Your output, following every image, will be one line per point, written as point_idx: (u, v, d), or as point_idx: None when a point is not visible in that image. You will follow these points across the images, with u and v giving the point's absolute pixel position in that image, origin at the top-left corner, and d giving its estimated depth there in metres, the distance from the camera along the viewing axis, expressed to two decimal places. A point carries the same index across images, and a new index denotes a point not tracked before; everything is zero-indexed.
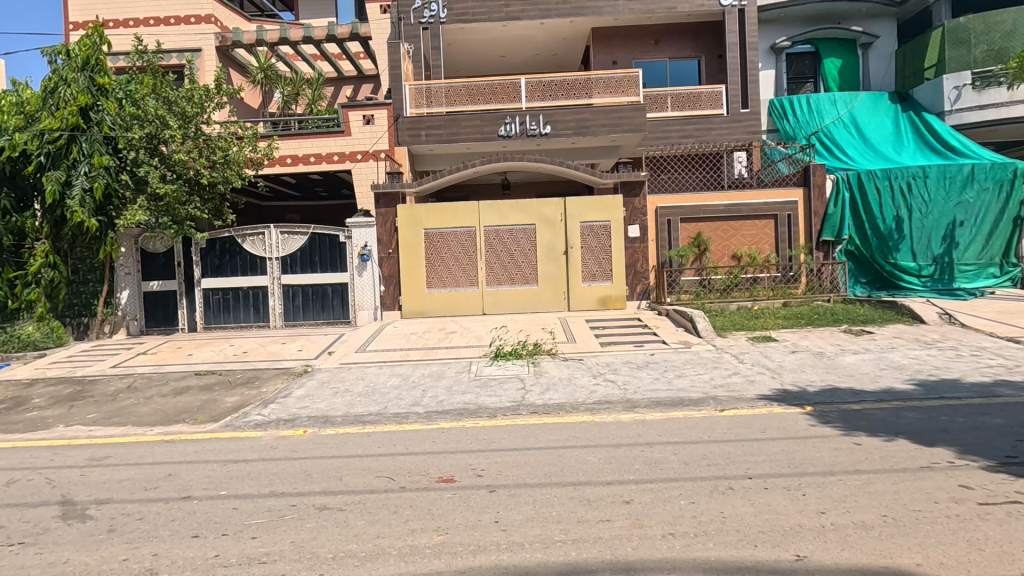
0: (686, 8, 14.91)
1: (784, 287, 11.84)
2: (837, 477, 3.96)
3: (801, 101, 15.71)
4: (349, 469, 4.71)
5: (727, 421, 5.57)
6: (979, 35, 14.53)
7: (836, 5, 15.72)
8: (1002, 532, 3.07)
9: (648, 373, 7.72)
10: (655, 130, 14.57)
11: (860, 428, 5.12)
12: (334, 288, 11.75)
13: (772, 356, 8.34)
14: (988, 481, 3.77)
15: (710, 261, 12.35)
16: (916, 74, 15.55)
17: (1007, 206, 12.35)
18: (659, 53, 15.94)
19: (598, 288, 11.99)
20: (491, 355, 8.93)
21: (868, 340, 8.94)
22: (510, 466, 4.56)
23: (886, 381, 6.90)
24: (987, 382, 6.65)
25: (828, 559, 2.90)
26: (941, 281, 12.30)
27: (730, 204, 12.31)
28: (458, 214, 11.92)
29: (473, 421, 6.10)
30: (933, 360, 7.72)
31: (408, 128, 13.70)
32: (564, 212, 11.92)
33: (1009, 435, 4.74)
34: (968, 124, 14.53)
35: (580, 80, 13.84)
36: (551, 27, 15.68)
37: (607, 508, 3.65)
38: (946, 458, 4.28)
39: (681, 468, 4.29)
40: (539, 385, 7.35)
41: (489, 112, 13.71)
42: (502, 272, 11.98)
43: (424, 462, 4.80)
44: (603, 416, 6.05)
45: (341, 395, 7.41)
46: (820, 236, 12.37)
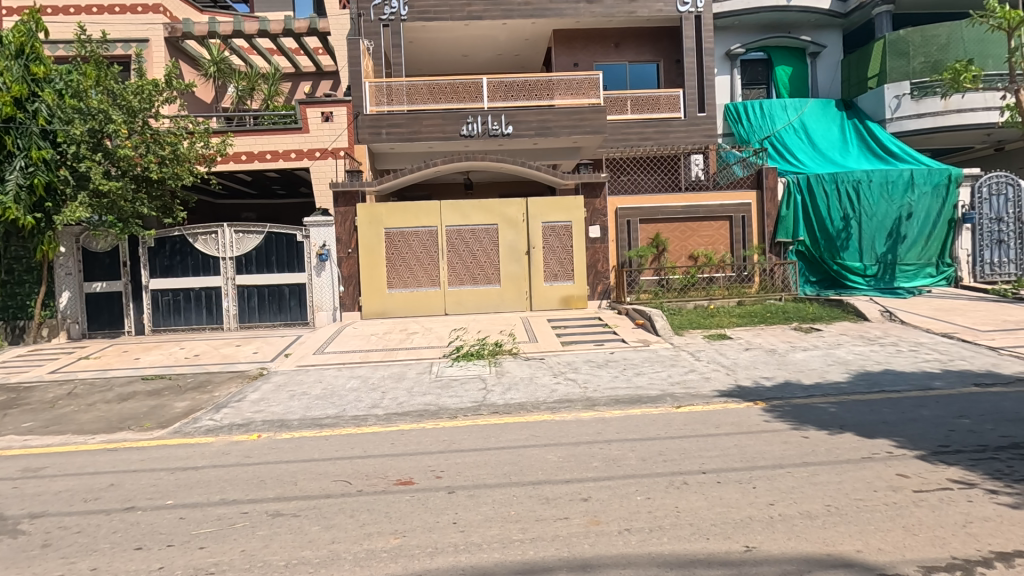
0: (645, 13, 15.19)
1: (738, 286, 12.23)
2: (785, 469, 4.10)
3: (754, 106, 16.26)
4: (305, 473, 4.61)
5: (683, 417, 5.71)
6: (917, 48, 15.03)
7: (787, 14, 16.33)
8: (934, 517, 3.25)
9: (608, 371, 7.83)
10: (615, 131, 14.79)
11: (808, 423, 5.32)
12: (292, 289, 11.46)
13: (726, 353, 8.58)
14: (922, 470, 3.99)
15: (668, 261, 12.63)
16: (860, 83, 16.28)
17: (945, 208, 13.05)
18: (619, 56, 16.19)
19: (560, 288, 12.09)
20: (452, 356, 8.88)
21: (817, 337, 9.31)
22: (468, 467, 4.55)
23: (832, 375, 7.22)
24: (923, 375, 7.03)
25: (775, 549, 3.00)
26: (883, 280, 12.96)
27: (687, 206, 12.65)
28: (419, 214, 11.81)
29: (434, 421, 6.06)
30: (875, 355, 8.11)
31: (368, 125, 13.51)
32: (525, 212, 11.96)
33: (942, 426, 5.02)
34: (907, 132, 15.32)
35: (542, 81, 13.91)
36: (513, 28, 15.72)
37: (565, 506, 3.68)
38: (885, 448, 4.50)
39: (638, 464, 4.37)
40: (501, 385, 7.35)
41: (450, 111, 13.63)
42: (465, 272, 11.93)
43: (382, 464, 4.73)
44: (563, 414, 6.09)
45: (298, 398, 7.22)
46: (773, 237, 12.84)
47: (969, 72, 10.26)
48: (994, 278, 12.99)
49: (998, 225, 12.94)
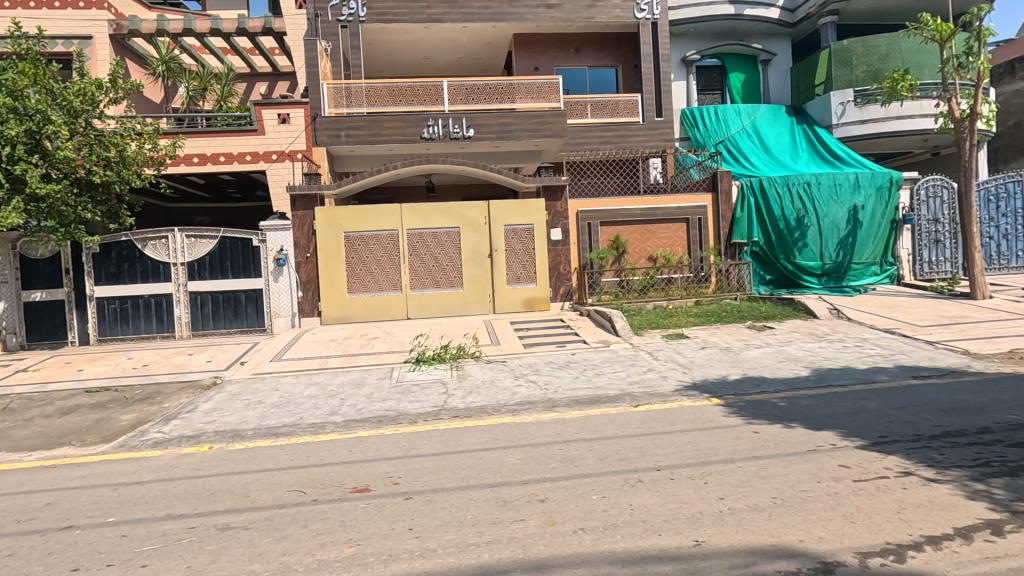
0: (603, 19, 15.44)
1: (695, 286, 12.57)
2: (736, 464, 4.22)
3: (709, 111, 16.70)
4: (258, 484, 4.48)
5: (640, 416, 5.81)
6: (860, 57, 15.77)
7: (739, 23, 16.87)
8: (871, 505, 3.40)
9: (569, 372, 7.91)
10: (576, 135, 14.96)
11: (760, 418, 5.49)
12: (248, 295, 11.16)
13: (683, 352, 8.78)
14: (863, 460, 4.17)
15: (628, 262, 12.86)
16: (809, 90, 16.94)
17: (887, 210, 13.68)
18: (579, 61, 16.40)
19: (523, 290, 12.13)
20: (412, 361, 8.79)
21: (769, 335, 9.64)
22: (427, 472, 4.51)
23: (784, 371, 7.48)
24: (868, 370, 7.36)
25: (723, 542, 3.08)
26: (832, 280, 13.51)
27: (645, 209, 12.92)
28: (379, 216, 11.66)
29: (394, 427, 5.99)
30: (823, 351, 8.45)
31: (326, 127, 13.26)
32: (487, 214, 11.97)
33: (882, 417, 5.26)
34: (852, 137, 16.00)
35: (503, 84, 13.95)
36: (473, 31, 15.72)
37: (522, 508, 3.69)
38: (830, 440, 4.68)
39: (595, 464, 4.42)
40: (462, 389, 7.32)
41: (411, 114, 13.50)
42: (427, 275, 11.84)
43: (338, 472, 4.65)
44: (524, 417, 6.11)
45: (253, 407, 7.03)
46: (728, 239, 13.23)
47: (905, 81, 10.86)
48: (932, 275, 13.78)
49: (935, 226, 13.77)
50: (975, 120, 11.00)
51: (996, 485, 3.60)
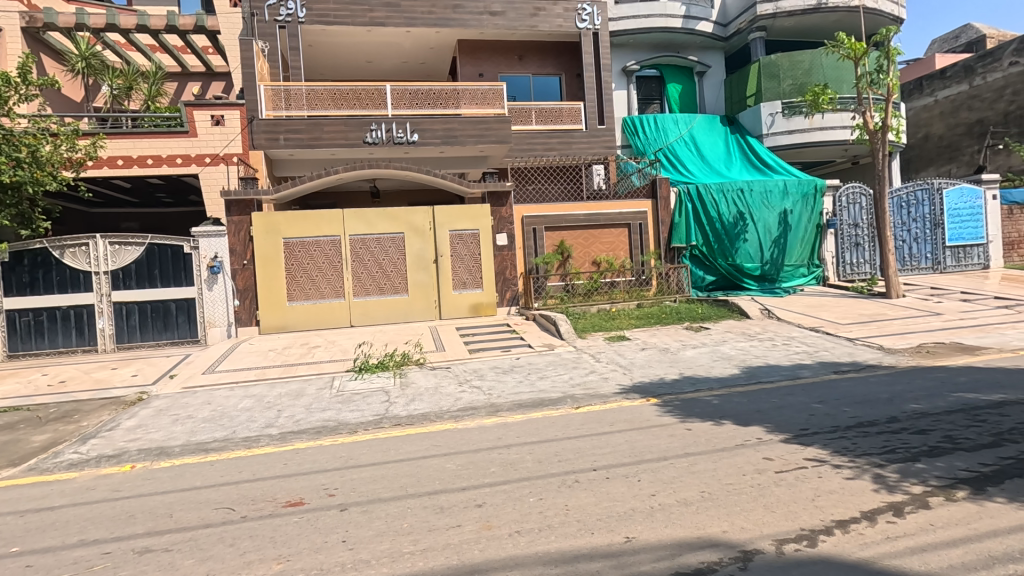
0: (546, 28, 15.69)
1: (637, 289, 12.98)
2: (668, 461, 4.37)
3: (648, 120, 17.23)
4: (183, 503, 4.26)
5: (581, 417, 5.92)
6: (786, 71, 16.71)
7: (675, 35, 17.54)
8: (789, 494, 3.60)
9: (513, 376, 7.96)
10: (520, 142, 15.09)
11: (693, 415, 5.71)
12: (179, 305, 10.60)
13: (624, 354, 9.00)
14: (785, 452, 4.40)
15: (573, 267, 13.08)
16: (741, 101, 17.79)
17: (812, 215, 14.51)
18: (523, 68, 16.59)
19: (469, 296, 12.08)
20: (355, 369, 8.60)
21: (705, 335, 10.04)
22: (364, 482, 4.42)
23: (717, 370, 7.81)
24: (794, 366, 7.79)
25: (652, 538, 3.18)
26: (766, 282, 14.21)
27: (589, 214, 13.18)
28: (320, 222, 11.35)
29: (333, 438, 5.84)
30: (755, 350, 8.88)
31: (264, 131, 12.65)
32: (432, 220, 11.88)
33: (805, 411, 5.58)
34: (780, 146, 16.91)
35: (447, 89, 13.89)
36: (417, 36, 15.62)
37: (458, 514, 3.68)
38: (757, 434, 4.93)
39: (534, 466, 4.47)
40: (405, 396, 7.22)
41: (353, 118, 13.22)
42: (370, 281, 11.63)
43: (271, 486, 4.49)
44: (466, 423, 6.08)
45: (182, 422, 6.68)
46: (669, 243, 13.66)
47: (826, 95, 11.57)
48: (853, 276, 14.77)
49: (855, 230, 14.77)
50: (887, 133, 11.88)
51: (898, 469, 3.89)
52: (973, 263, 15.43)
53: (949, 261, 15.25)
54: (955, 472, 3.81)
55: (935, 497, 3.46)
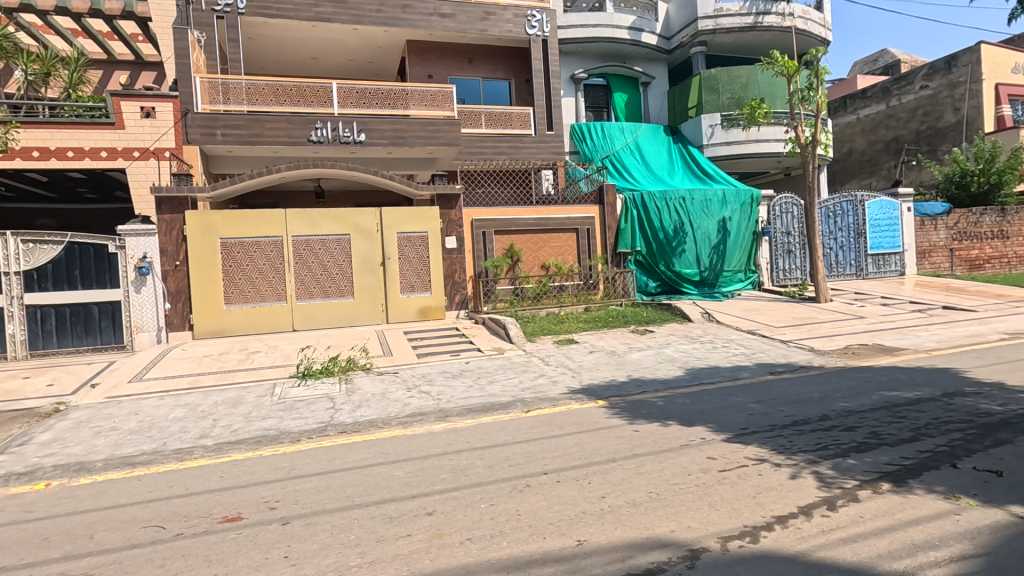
0: (496, 32, 15.73)
1: (585, 293, 13.17)
2: (617, 463, 4.44)
3: (596, 128, 17.56)
4: (107, 522, 3.95)
5: (531, 421, 5.92)
6: (725, 85, 17.47)
7: (621, 46, 17.99)
8: (732, 491, 3.74)
9: (462, 381, 7.88)
10: (470, 145, 15.03)
11: (639, 417, 5.83)
12: (102, 309, 9.88)
13: (573, 357, 9.10)
14: (727, 451, 4.56)
15: (522, 270, 13.19)
16: (683, 112, 18.47)
17: (749, 223, 15.23)
18: (473, 72, 16.56)
19: (417, 299, 11.90)
20: (297, 375, 8.28)
21: (650, 338, 10.31)
22: (308, 493, 4.25)
23: (662, 371, 8.04)
24: (733, 367, 8.12)
25: (603, 540, 3.20)
26: (706, 286, 14.79)
27: (538, 218, 13.33)
28: (261, 222, 10.91)
29: (273, 447, 5.59)
30: (697, 352, 9.20)
31: (200, 125, 12.20)
32: (379, 221, 11.65)
33: (744, 411, 5.82)
34: (719, 156, 17.65)
35: (395, 89, 13.66)
36: (365, 34, 15.28)
37: (408, 523, 3.59)
38: (701, 434, 5.09)
39: (485, 472, 4.43)
40: (350, 403, 7.01)
41: (297, 115, 12.80)
42: (315, 284, 11.25)
43: (206, 501, 4.23)
44: (415, 428, 5.97)
45: (105, 435, 6.21)
46: (615, 248, 13.98)
47: (761, 109, 12.17)
48: (785, 282, 15.60)
49: (787, 238, 15.63)
50: (816, 146, 12.62)
51: (830, 465, 4.11)
52: (891, 270, 16.59)
53: (870, 268, 16.34)
54: (880, 466, 4.06)
55: (863, 490, 3.67)
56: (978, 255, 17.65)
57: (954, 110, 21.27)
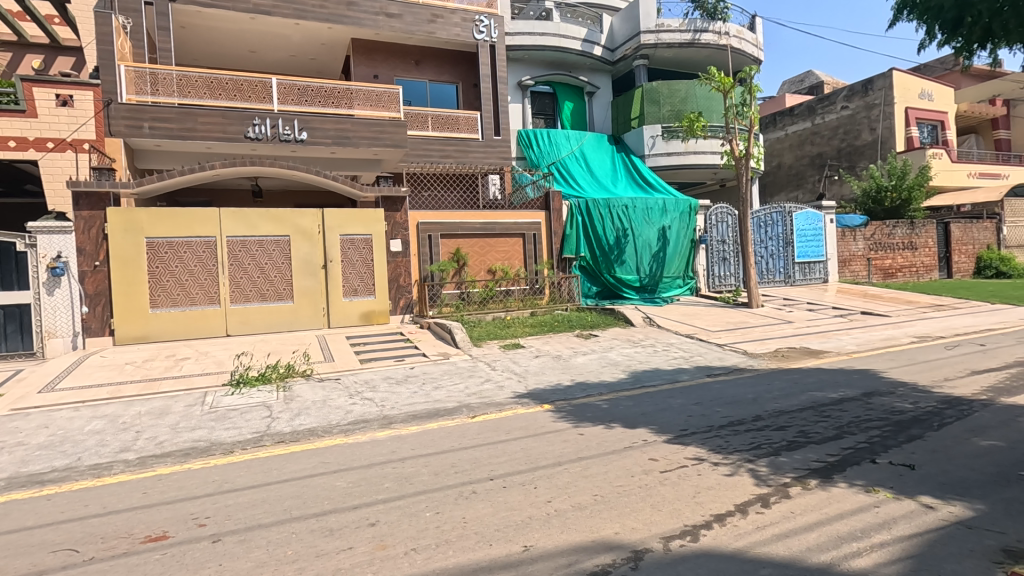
0: (444, 35, 15.64)
1: (531, 298, 13.24)
2: (563, 466, 4.47)
3: (542, 134, 17.79)
4: (10, 548, 3.58)
5: (477, 427, 5.88)
6: (665, 97, 18.14)
7: (567, 55, 18.33)
8: (673, 492, 3.84)
9: (407, 387, 7.71)
10: (416, 147, 14.87)
11: (584, 420, 5.92)
12: (8, 312, 9.06)
13: (519, 361, 9.14)
14: (669, 452, 4.69)
15: (468, 275, 13.12)
16: (626, 122, 19.01)
17: (687, 231, 15.81)
18: (420, 74, 16.39)
19: (360, 303, 11.60)
20: (230, 384, 7.84)
21: (594, 342, 10.50)
22: (242, 508, 4.03)
23: (606, 375, 8.21)
24: (673, 370, 8.40)
25: (549, 544, 3.21)
26: (647, 292, 15.21)
27: (485, 223, 13.33)
28: (192, 221, 10.32)
29: (203, 460, 5.28)
30: (639, 355, 9.46)
31: (124, 116, 11.41)
32: (321, 223, 11.29)
33: (683, 412, 6.02)
34: (660, 166, 18.26)
35: (339, 88, 13.25)
36: (307, 30, 14.83)
37: (350, 535, 3.47)
38: (643, 436, 5.21)
39: (431, 479, 4.35)
40: (288, 411, 6.72)
41: (233, 110, 12.23)
42: (251, 287, 10.75)
43: (126, 521, 3.92)
44: (357, 436, 5.79)
45: (9, 451, 5.66)
46: (561, 253, 14.16)
47: (699, 122, 12.70)
48: (720, 288, 16.32)
49: (722, 246, 16.39)
50: (749, 159, 13.27)
51: (764, 464, 4.31)
52: (816, 277, 17.66)
53: (797, 275, 17.34)
54: (809, 463, 4.29)
55: (794, 486, 3.87)
56: (892, 264, 19.05)
57: (870, 130, 22.97)
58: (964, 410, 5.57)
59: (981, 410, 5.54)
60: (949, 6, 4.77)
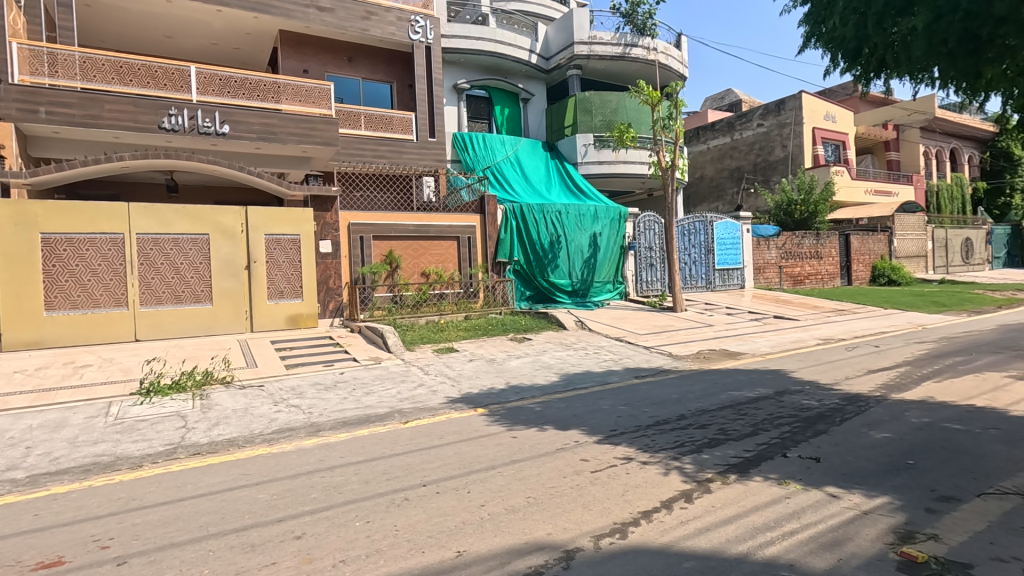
0: (378, 33, 15.33)
1: (465, 301, 13.15)
2: (496, 470, 4.48)
3: (477, 138, 17.86)
4: None
5: (410, 432, 5.77)
6: (597, 108, 18.68)
7: (503, 61, 18.47)
8: (603, 492, 3.94)
9: (336, 393, 7.46)
10: (347, 146, 14.44)
11: (518, 422, 5.96)
12: None
13: (453, 365, 9.08)
14: (599, 452, 4.82)
15: (401, 277, 12.94)
16: (560, 129, 19.42)
17: (618, 237, 16.35)
18: (352, 71, 15.96)
19: (286, 306, 11.09)
20: (139, 392, 7.27)
21: (528, 346, 10.62)
22: (152, 526, 3.74)
23: (539, 377, 8.33)
24: (603, 372, 8.64)
25: (482, 549, 3.20)
26: (579, 296, 15.56)
27: (419, 225, 13.19)
28: (97, 216, 9.52)
29: (107, 476, 4.84)
30: (571, 358, 9.66)
31: (16, 98, 10.28)
32: (244, 222, 10.72)
33: (612, 412, 6.21)
34: (592, 174, 18.77)
35: (266, 82, 12.80)
36: (231, 18, 14.07)
37: (272, 550, 3.31)
38: (575, 437, 5.32)
39: (361, 487, 4.23)
40: (206, 421, 6.32)
41: (146, 98, 11.35)
42: (163, 289, 10.03)
43: (12, 547, 3.52)
44: (282, 446, 5.54)
45: None
46: (495, 257, 14.25)
47: (629, 133, 13.16)
48: (647, 292, 17.00)
49: (649, 252, 17.08)
50: (675, 170, 13.88)
51: (688, 461, 4.51)
52: (734, 283, 18.76)
53: (717, 281, 18.35)
54: (727, 459, 4.54)
55: (714, 482, 4.08)
56: (800, 272, 20.57)
57: (782, 147, 24.71)
58: (862, 406, 6.10)
59: (876, 406, 6.09)
60: (850, 38, 5.23)
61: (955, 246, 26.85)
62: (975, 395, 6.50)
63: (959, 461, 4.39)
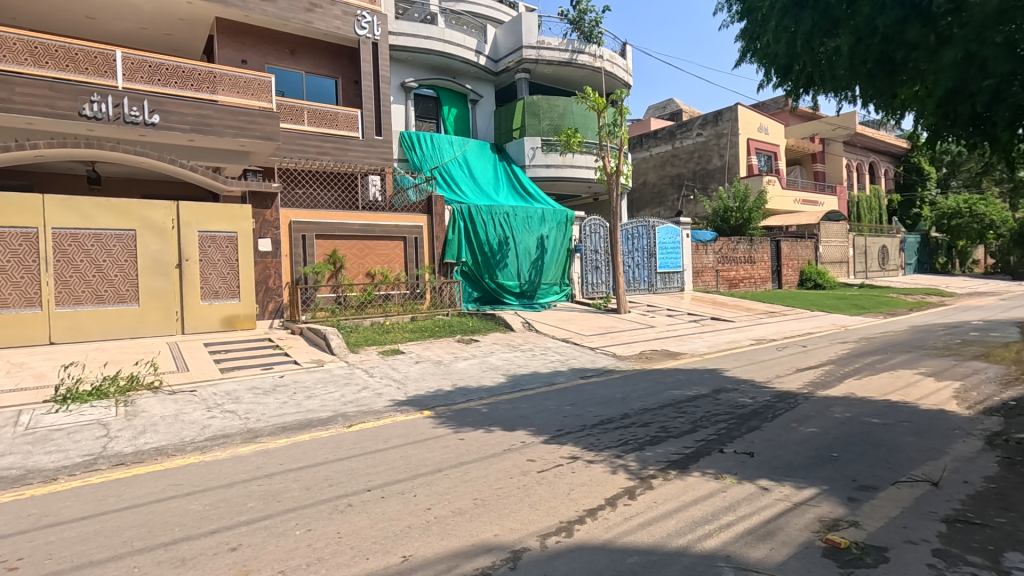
0: (322, 26, 14.90)
1: (411, 302, 12.92)
2: (443, 472, 4.44)
3: (425, 137, 17.65)
4: None
5: (354, 436, 5.63)
6: (545, 112, 18.90)
7: (451, 61, 18.39)
8: (549, 491, 3.98)
9: (275, 397, 7.17)
10: (289, 141, 13.94)
11: (464, 424, 5.93)
12: None
13: (398, 367, 8.93)
14: (545, 452, 4.87)
15: (345, 278, 12.63)
16: (508, 132, 19.50)
17: (564, 240, 16.59)
18: (295, 64, 15.43)
19: (221, 307, 10.58)
20: (55, 400, 6.71)
21: (475, 347, 10.59)
22: (69, 543, 3.47)
23: (485, 379, 8.32)
24: (548, 373, 8.73)
25: (429, 553, 3.16)
26: (527, 297, 15.67)
27: (364, 224, 12.92)
28: (6, 209, 8.76)
29: (15, 492, 4.44)
30: (518, 359, 9.71)
31: None
32: (175, 218, 10.16)
33: (558, 413, 6.28)
34: (539, 177, 18.96)
35: (200, 71, 12.09)
36: (162, 2, 13.30)
37: (205, 563, 3.14)
38: (522, 438, 5.35)
39: (302, 495, 4.08)
40: (131, 429, 5.92)
41: (64, 83, 10.52)
42: (84, 288, 9.33)
43: None
44: (216, 453, 5.27)
45: None
46: (442, 258, 14.15)
47: (575, 137, 13.36)
48: (593, 295, 17.33)
49: (595, 255, 17.44)
50: (620, 175, 14.21)
51: (631, 458, 4.63)
52: (674, 286, 19.42)
53: (659, 284, 18.94)
54: (668, 456, 4.70)
55: (656, 478, 4.21)
56: (735, 275, 21.56)
57: (719, 156, 25.83)
58: (791, 403, 6.46)
59: (803, 402, 6.46)
60: (782, 55, 5.51)
61: (873, 253, 28.89)
62: (890, 391, 7.02)
63: (876, 453, 4.72)
